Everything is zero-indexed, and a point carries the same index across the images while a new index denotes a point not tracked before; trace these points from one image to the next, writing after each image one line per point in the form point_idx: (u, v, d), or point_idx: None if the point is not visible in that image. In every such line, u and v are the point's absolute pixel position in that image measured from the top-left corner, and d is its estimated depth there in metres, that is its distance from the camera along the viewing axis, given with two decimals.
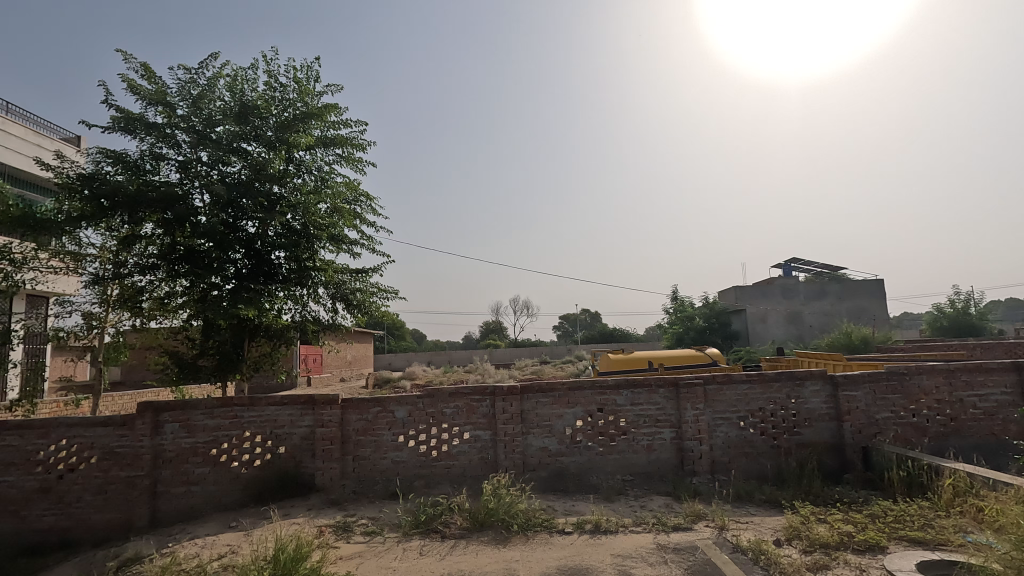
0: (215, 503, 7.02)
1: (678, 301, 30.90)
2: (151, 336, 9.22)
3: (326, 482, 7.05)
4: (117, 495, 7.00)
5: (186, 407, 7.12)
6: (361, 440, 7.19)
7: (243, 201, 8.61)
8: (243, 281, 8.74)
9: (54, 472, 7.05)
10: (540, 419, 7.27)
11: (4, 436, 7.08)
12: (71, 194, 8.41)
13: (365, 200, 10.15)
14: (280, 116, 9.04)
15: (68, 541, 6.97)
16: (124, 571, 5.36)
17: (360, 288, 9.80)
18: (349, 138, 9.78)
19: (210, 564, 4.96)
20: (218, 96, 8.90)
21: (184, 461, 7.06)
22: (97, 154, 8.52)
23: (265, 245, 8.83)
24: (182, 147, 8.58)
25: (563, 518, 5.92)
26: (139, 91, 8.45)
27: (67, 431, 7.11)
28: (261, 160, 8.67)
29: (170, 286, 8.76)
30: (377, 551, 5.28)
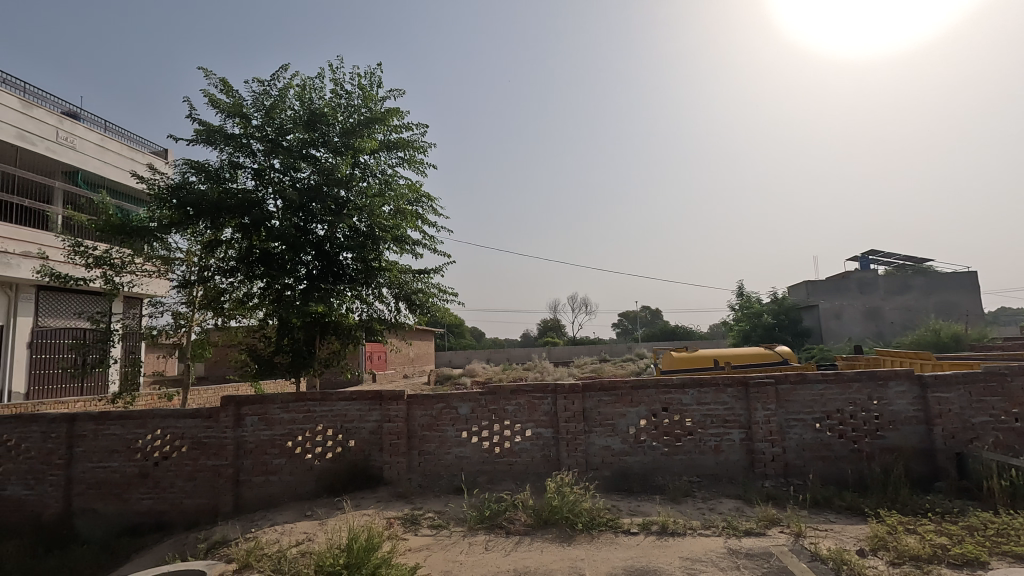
0: (292, 492, 7.40)
1: (743, 297, 29.68)
2: (232, 334, 9.85)
3: (394, 476, 7.28)
4: (205, 482, 7.52)
5: (264, 401, 7.55)
6: (427, 435, 7.37)
7: (313, 204, 9.01)
8: (314, 281, 9.19)
9: (151, 459, 7.67)
10: (603, 417, 7.19)
11: (109, 425, 7.77)
12: (161, 203, 9.11)
13: (426, 201, 10.38)
14: (345, 123, 9.39)
15: (163, 523, 7.56)
16: (213, 553, 5.75)
17: (422, 288, 10.04)
18: (411, 141, 10.05)
19: (289, 550, 5.24)
20: (288, 106, 9.36)
21: (263, 452, 7.49)
22: (183, 165, 9.17)
23: (334, 247, 9.24)
24: (256, 155, 9.09)
25: (628, 518, 5.82)
26: (218, 104, 9.03)
27: (161, 421, 7.71)
28: (329, 165, 9.06)
29: (248, 287, 9.37)
30: (444, 544, 5.39)
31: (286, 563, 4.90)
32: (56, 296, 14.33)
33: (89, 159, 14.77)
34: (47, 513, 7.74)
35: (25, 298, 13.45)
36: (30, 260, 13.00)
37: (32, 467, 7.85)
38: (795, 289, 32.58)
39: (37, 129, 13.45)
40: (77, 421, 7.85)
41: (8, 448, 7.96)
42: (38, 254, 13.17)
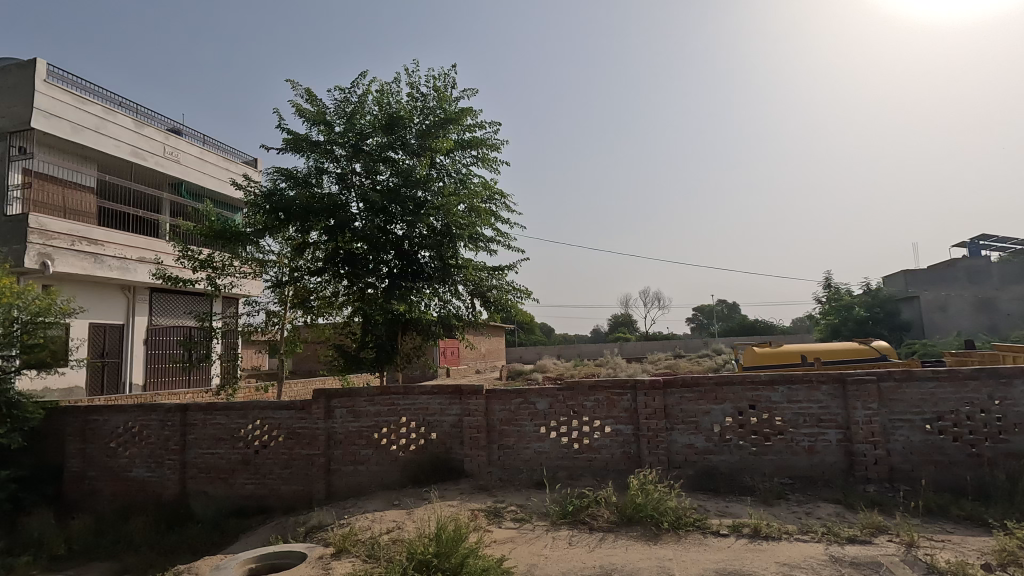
0: (379, 482, 7.73)
1: (831, 289, 27.81)
2: (321, 331, 10.41)
3: (475, 468, 7.42)
4: (300, 470, 8.01)
5: (352, 394, 7.93)
6: (506, 430, 7.46)
7: (392, 206, 9.32)
8: (395, 280, 9.53)
9: (252, 447, 8.27)
10: (685, 415, 6.97)
11: (216, 415, 8.46)
12: (256, 210, 9.76)
13: (500, 198, 10.49)
14: (421, 125, 9.68)
15: (264, 506, 8.14)
16: (311, 536, 6.11)
17: (497, 285, 10.16)
18: (484, 139, 10.20)
19: (381, 537, 5.47)
20: (368, 111, 9.76)
21: (352, 443, 7.87)
22: (274, 173, 9.77)
23: (412, 246, 9.53)
24: (339, 160, 9.54)
25: (717, 519, 5.62)
26: (304, 114, 9.56)
27: (261, 412, 8.29)
28: (407, 167, 9.36)
29: (334, 287, 9.86)
30: (529, 538, 5.43)
31: (379, 549, 5.12)
32: (166, 298, 15.76)
33: (192, 171, 16.10)
34: (165, 494, 8.55)
35: (141, 299, 14.90)
36: (145, 265, 14.37)
37: (153, 452, 8.70)
38: (891, 280, 30.17)
39: (147, 146, 14.85)
40: (188, 410, 8.60)
41: (133, 434, 8.86)
42: (152, 259, 14.57)
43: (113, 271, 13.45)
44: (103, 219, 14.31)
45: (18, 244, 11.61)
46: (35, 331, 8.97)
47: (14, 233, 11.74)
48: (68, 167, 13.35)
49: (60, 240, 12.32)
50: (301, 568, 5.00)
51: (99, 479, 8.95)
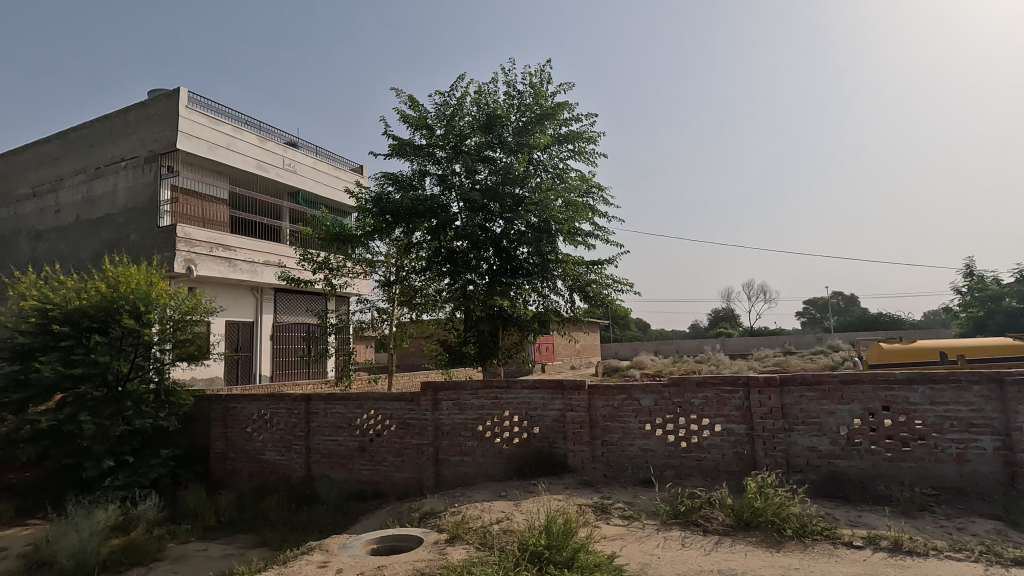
0: (485, 473, 7.94)
1: (975, 277, 24.59)
2: (426, 327, 10.90)
3: (578, 464, 7.40)
4: (411, 458, 8.43)
5: (457, 387, 8.22)
6: (609, 426, 7.35)
7: (492, 204, 9.52)
8: (495, 276, 9.69)
9: (367, 435, 8.83)
10: (806, 415, 6.47)
11: (335, 405, 9.14)
12: (365, 213, 10.37)
13: (597, 191, 10.37)
14: (518, 122, 9.82)
15: (379, 491, 8.66)
16: (424, 522, 6.41)
17: (596, 279, 10.06)
18: (581, 133, 10.15)
19: (492, 527, 5.62)
20: (466, 112, 10.05)
21: (458, 434, 8.15)
22: (381, 178, 10.30)
23: (511, 242, 9.67)
24: (441, 162, 9.90)
25: (849, 529, 5.16)
26: (408, 120, 10.02)
27: (374, 403, 8.84)
28: (505, 165, 9.52)
29: (438, 285, 10.24)
30: (639, 536, 5.32)
31: (491, 538, 5.25)
32: (289, 297, 17.25)
33: (307, 180, 17.46)
34: (293, 476, 9.36)
35: (268, 299, 16.42)
36: (271, 268, 15.82)
37: (282, 437, 9.57)
38: None
39: (270, 159, 16.31)
40: (312, 400, 9.37)
41: (265, 420, 9.80)
42: (276, 262, 16.00)
43: (244, 274, 14.94)
44: (235, 227, 15.94)
45: (170, 252, 13.27)
46: (184, 328, 10.24)
47: (166, 242, 13.42)
48: (205, 181, 15.00)
49: (202, 247, 13.89)
50: (419, 551, 5.26)
51: (238, 460, 9.98)
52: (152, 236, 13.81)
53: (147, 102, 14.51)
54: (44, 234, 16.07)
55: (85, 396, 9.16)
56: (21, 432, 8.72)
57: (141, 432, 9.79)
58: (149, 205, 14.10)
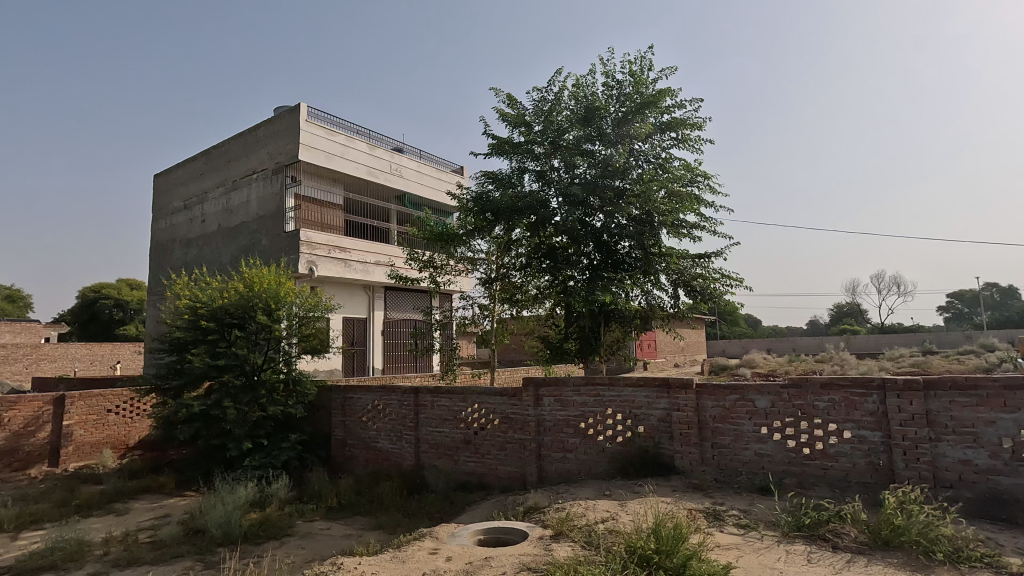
0: (588, 471, 7.85)
1: None
2: (526, 322, 11.11)
3: (687, 466, 7.06)
4: (514, 453, 8.54)
5: (559, 383, 8.20)
6: (720, 428, 6.94)
7: (592, 198, 9.36)
8: (596, 271, 9.53)
9: (472, 428, 9.08)
10: (957, 424, 5.66)
11: (441, 398, 9.50)
12: (466, 212, 10.59)
13: (704, 179, 9.85)
14: (618, 113, 9.58)
15: (484, 484, 8.86)
16: (529, 516, 6.44)
17: (702, 274, 9.55)
18: (684, 120, 9.70)
19: (598, 526, 5.52)
20: (564, 107, 9.98)
21: (560, 431, 8.13)
22: (481, 177, 10.49)
23: (613, 236, 9.46)
24: (539, 158, 9.89)
25: (1017, 559, 4.44)
26: (506, 118, 10.14)
27: (478, 397, 9.06)
28: (605, 157, 9.32)
29: (538, 281, 10.28)
30: (757, 547, 4.95)
31: (597, 538, 5.16)
32: (398, 294, 18.23)
33: (412, 183, 18.30)
34: (404, 464, 9.86)
35: (379, 297, 17.47)
36: (381, 267, 16.79)
37: (394, 427, 10.12)
38: None
39: (379, 165, 17.31)
40: (420, 392, 9.81)
41: (378, 411, 10.42)
42: (386, 262, 16.96)
43: (357, 274, 16.01)
44: (349, 230, 17.12)
45: (295, 254, 14.56)
46: (308, 323, 11.27)
47: (292, 246, 14.73)
48: (323, 189, 16.24)
49: (321, 249, 15.07)
50: (525, 546, 5.29)
51: (355, 447, 10.71)
52: (280, 241, 15.23)
53: (273, 119, 16.00)
54: (193, 241, 18.31)
55: (228, 384, 10.32)
56: (178, 414, 9.94)
57: (273, 418, 10.79)
58: (276, 213, 15.56)
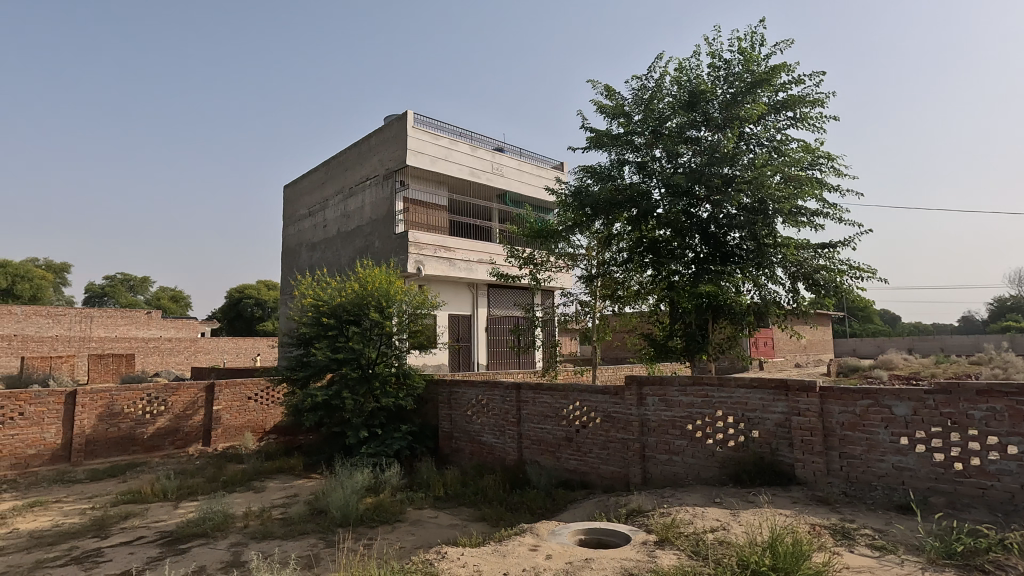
0: (696, 475, 7.45)
1: None
2: (628, 319, 10.85)
3: (809, 477, 6.44)
4: (617, 452, 8.33)
5: (664, 383, 7.88)
6: (849, 436, 6.25)
7: (698, 187, 8.84)
8: (703, 264, 9.01)
9: (573, 426, 9.00)
10: None
11: (543, 394, 9.52)
12: (565, 208, 10.44)
13: (827, 161, 8.95)
14: (725, 96, 8.99)
15: (586, 482, 8.73)
16: (632, 519, 6.22)
17: (826, 266, 8.67)
18: (802, 96, 8.88)
19: (707, 535, 5.20)
20: (666, 94, 9.56)
21: (665, 432, 7.80)
22: (580, 172, 10.32)
23: (721, 228, 8.88)
24: (640, 149, 9.54)
25: None
26: (604, 110, 9.90)
27: (579, 395, 8.97)
28: (712, 143, 8.79)
29: (640, 276, 9.99)
30: (895, 573, 4.37)
31: (705, 548, 4.86)
32: (500, 292, 18.59)
33: (513, 182, 18.54)
34: (507, 459, 10.00)
35: (482, 294, 17.92)
36: (484, 265, 17.21)
37: (497, 421, 10.31)
38: None
39: (480, 165, 17.74)
40: (522, 388, 9.92)
41: (482, 405, 10.69)
42: (489, 260, 17.35)
43: (462, 272, 16.55)
44: (453, 230, 17.74)
45: (404, 255, 15.37)
46: (416, 320, 11.87)
47: (401, 247, 15.56)
48: (429, 191, 16.96)
49: (428, 249, 15.76)
50: (627, 550, 5.12)
51: (461, 439, 11.06)
52: (390, 242, 16.16)
53: (383, 128, 16.99)
54: (317, 245, 19.99)
55: (346, 376, 11.13)
56: (305, 403, 10.89)
57: (386, 409, 11.49)
58: (387, 216, 16.52)
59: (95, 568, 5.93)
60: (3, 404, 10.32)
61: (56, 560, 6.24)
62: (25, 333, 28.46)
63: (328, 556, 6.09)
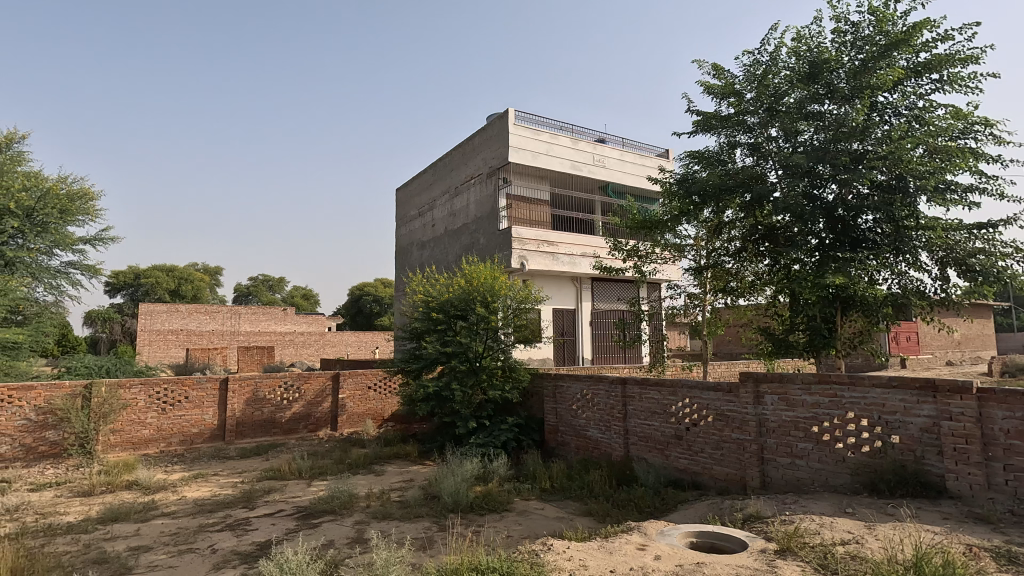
0: (824, 482, 6.82)
1: None
2: (743, 312, 10.20)
3: (964, 490, 5.62)
4: (731, 453, 7.87)
5: (784, 380, 7.31)
6: (1017, 446, 5.35)
7: (821, 166, 8.06)
8: (828, 251, 8.20)
9: (683, 424, 8.65)
10: None
11: (650, 390, 9.26)
12: (670, 197, 9.97)
13: (984, 127, 7.74)
14: (853, 63, 8.08)
15: (698, 483, 8.36)
16: (749, 525, 5.85)
17: (983, 249, 7.50)
18: (952, 54, 7.75)
19: (836, 547, 4.75)
20: (783, 67, 8.82)
21: (786, 433, 7.24)
22: (686, 158, 9.84)
23: (850, 210, 8.00)
24: (753, 129, 8.89)
25: None
26: (713, 90, 9.35)
27: (689, 391, 8.60)
28: (838, 117, 7.95)
29: (756, 266, 9.41)
30: None
31: (835, 561, 4.44)
32: (604, 285, 18.32)
33: (616, 173, 18.13)
34: (614, 455, 9.84)
35: (586, 289, 17.80)
36: (587, 259, 17.06)
37: (603, 417, 10.18)
38: None
39: (581, 158, 17.57)
40: (628, 383, 9.71)
41: (587, 400, 10.61)
42: (592, 254, 17.17)
43: (565, 266, 16.53)
44: (556, 224, 17.75)
45: (508, 250, 15.67)
46: (520, 314, 12.08)
47: (505, 243, 15.90)
48: (531, 187, 17.11)
49: (531, 244, 15.94)
50: (743, 557, 4.82)
51: (566, 433, 11.06)
52: (495, 239, 16.55)
53: (486, 127, 17.41)
54: (426, 243, 21.01)
55: (455, 369, 11.59)
56: (418, 393, 11.51)
57: (493, 401, 11.81)
58: (491, 213, 16.93)
59: (245, 535, 6.74)
60: (173, 388, 12.02)
61: (215, 526, 7.18)
62: (189, 328, 32.99)
63: (440, 539, 6.39)
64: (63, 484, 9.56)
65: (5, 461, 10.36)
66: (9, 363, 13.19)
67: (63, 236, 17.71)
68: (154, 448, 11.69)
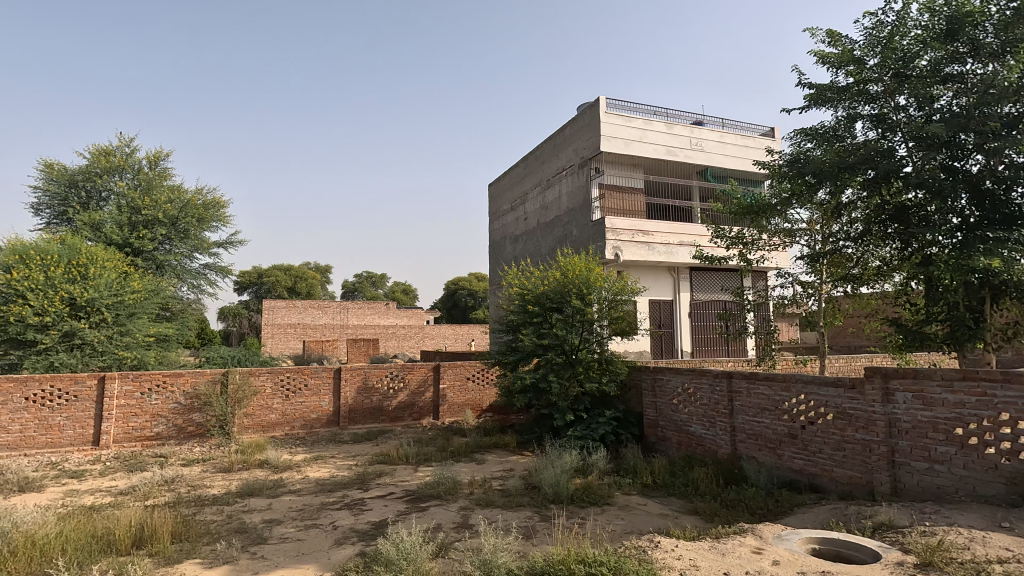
0: (969, 491, 6.06)
1: None
2: (866, 301, 9.35)
3: None
4: (856, 455, 7.22)
5: (920, 377, 6.58)
6: None
7: (964, 135, 7.12)
8: (972, 230, 7.23)
9: (798, 422, 8.07)
10: None
11: (759, 385, 8.72)
12: (779, 178, 9.25)
13: None
14: (1004, 12, 7.02)
15: (816, 485, 7.77)
16: (881, 535, 5.34)
17: None
18: None
19: (992, 566, 4.20)
20: (913, 27, 7.87)
21: (923, 436, 6.51)
22: (797, 136, 9.10)
23: (1000, 182, 7.01)
24: (877, 99, 8.05)
25: None
26: (828, 59, 8.54)
27: (805, 387, 8.00)
28: (984, 76, 6.98)
29: (883, 250, 8.54)
30: None
31: None
32: (704, 275, 17.48)
33: (716, 156, 17.17)
34: (720, 452, 9.38)
35: (684, 279, 17.09)
36: (685, 248, 16.37)
37: (707, 412, 9.75)
38: None
39: (677, 142, 16.86)
40: (734, 377, 9.22)
41: (689, 395, 10.21)
42: (691, 242, 16.46)
43: (662, 256, 15.98)
44: (652, 213, 17.18)
45: (602, 241, 15.44)
46: (616, 306, 11.86)
47: (598, 234, 15.68)
48: (625, 175, 16.69)
49: (625, 234, 15.58)
50: (876, 569, 4.41)
51: (667, 428, 10.71)
52: (588, 230, 16.38)
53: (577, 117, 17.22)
54: (519, 237, 21.24)
55: (552, 361, 11.62)
56: (516, 385, 11.69)
57: (590, 394, 11.71)
58: (584, 204, 16.76)
59: (361, 514, 7.23)
60: (294, 376, 13.13)
61: (335, 504, 7.78)
62: (304, 322, 35.89)
63: (544, 529, 6.47)
64: (207, 461, 10.82)
65: (161, 438, 11.92)
66: (162, 353, 15.09)
67: (201, 241, 19.86)
68: (279, 431, 12.87)
